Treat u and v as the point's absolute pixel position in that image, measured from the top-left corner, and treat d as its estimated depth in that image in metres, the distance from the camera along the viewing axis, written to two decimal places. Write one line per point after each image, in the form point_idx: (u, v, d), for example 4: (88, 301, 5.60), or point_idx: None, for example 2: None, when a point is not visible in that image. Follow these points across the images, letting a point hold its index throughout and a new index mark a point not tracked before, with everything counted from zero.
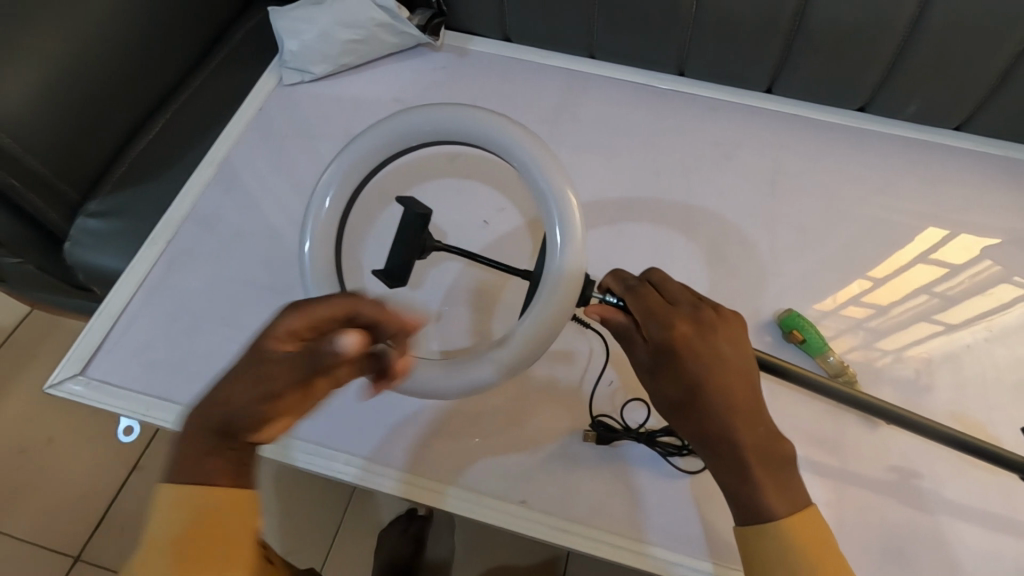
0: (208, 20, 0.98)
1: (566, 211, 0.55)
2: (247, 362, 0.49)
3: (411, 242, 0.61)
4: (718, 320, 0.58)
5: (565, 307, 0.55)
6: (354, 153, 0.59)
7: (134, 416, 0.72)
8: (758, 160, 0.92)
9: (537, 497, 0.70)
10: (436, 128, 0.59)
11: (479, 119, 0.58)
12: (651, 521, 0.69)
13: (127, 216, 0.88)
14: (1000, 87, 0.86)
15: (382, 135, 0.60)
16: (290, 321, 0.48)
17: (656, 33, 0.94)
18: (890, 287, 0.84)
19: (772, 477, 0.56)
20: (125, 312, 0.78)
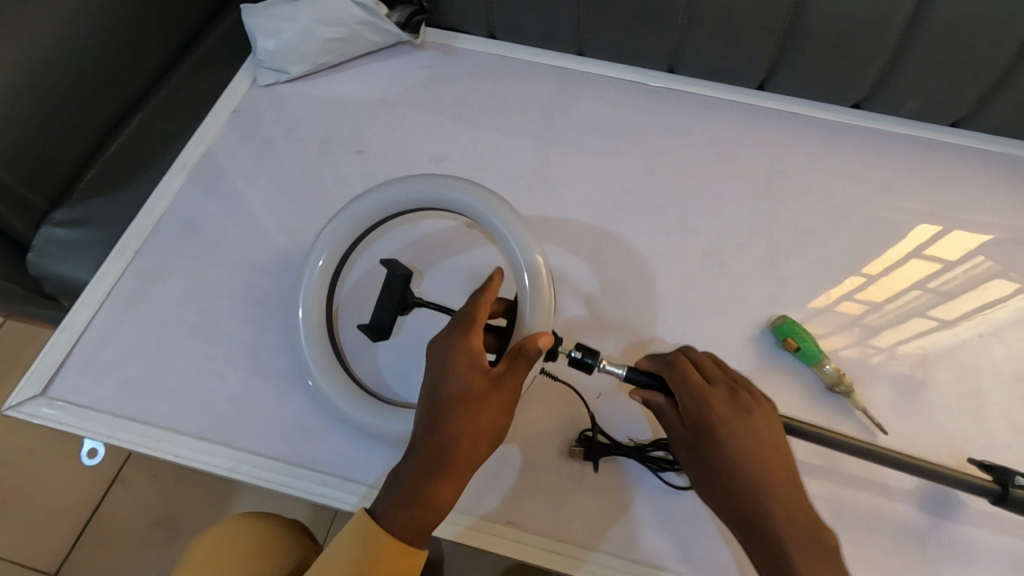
0: (181, 18, 0.94)
1: (524, 241, 0.62)
2: (456, 375, 0.56)
3: (394, 300, 0.66)
4: (754, 402, 0.61)
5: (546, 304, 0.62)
6: (329, 240, 0.66)
7: (101, 438, 0.68)
8: (752, 159, 0.90)
9: (517, 514, 0.68)
10: (386, 200, 0.66)
11: (419, 183, 0.65)
12: (634, 540, 0.66)
13: (97, 225, 0.84)
14: (999, 82, 0.83)
15: (348, 220, 0.66)
16: (471, 332, 0.58)
17: (646, 29, 0.91)
18: (884, 283, 0.82)
19: (811, 559, 0.55)
20: (91, 328, 0.74)
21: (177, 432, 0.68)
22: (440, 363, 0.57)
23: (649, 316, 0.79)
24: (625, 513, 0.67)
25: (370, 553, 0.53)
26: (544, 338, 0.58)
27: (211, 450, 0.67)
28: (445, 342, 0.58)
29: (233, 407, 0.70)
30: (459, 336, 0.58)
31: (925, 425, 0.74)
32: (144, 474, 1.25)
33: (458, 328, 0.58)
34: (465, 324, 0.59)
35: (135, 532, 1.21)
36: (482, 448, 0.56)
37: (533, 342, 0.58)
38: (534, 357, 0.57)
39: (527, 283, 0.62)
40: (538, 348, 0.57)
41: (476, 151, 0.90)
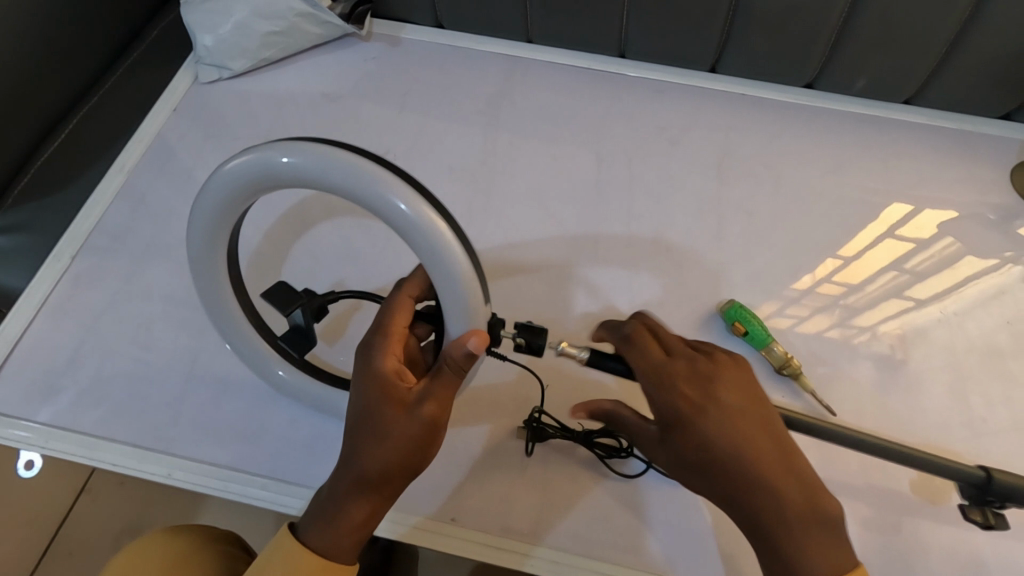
0: (117, 16, 0.92)
1: (417, 216, 0.49)
2: (374, 398, 0.53)
3: (303, 310, 0.63)
4: (718, 371, 0.55)
5: (469, 285, 0.51)
6: (201, 218, 0.56)
7: (36, 449, 0.66)
8: (707, 142, 0.89)
9: (454, 511, 0.67)
10: (251, 177, 0.52)
11: (281, 148, 0.50)
12: (578, 534, 0.66)
13: (30, 232, 0.81)
14: (947, 57, 0.83)
15: (214, 201, 0.55)
16: (384, 348, 0.54)
17: (595, 15, 0.89)
18: (860, 264, 0.81)
19: (800, 525, 0.50)
20: (26, 336, 0.72)
21: (114, 440, 0.67)
22: (359, 386, 0.54)
23: (601, 303, 0.78)
24: (569, 507, 0.67)
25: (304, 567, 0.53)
26: (473, 339, 0.51)
27: (148, 457, 0.66)
28: (363, 362, 0.54)
29: (172, 412, 0.68)
30: (373, 354, 0.54)
31: (896, 406, 0.73)
32: (113, 481, 1.20)
33: (375, 343, 0.54)
34: (378, 338, 0.54)
35: (103, 546, 1.15)
36: (411, 464, 0.53)
37: (459, 348, 0.52)
38: (461, 366, 0.52)
39: (444, 283, 0.51)
40: (465, 351, 0.52)
41: (426, 143, 0.88)
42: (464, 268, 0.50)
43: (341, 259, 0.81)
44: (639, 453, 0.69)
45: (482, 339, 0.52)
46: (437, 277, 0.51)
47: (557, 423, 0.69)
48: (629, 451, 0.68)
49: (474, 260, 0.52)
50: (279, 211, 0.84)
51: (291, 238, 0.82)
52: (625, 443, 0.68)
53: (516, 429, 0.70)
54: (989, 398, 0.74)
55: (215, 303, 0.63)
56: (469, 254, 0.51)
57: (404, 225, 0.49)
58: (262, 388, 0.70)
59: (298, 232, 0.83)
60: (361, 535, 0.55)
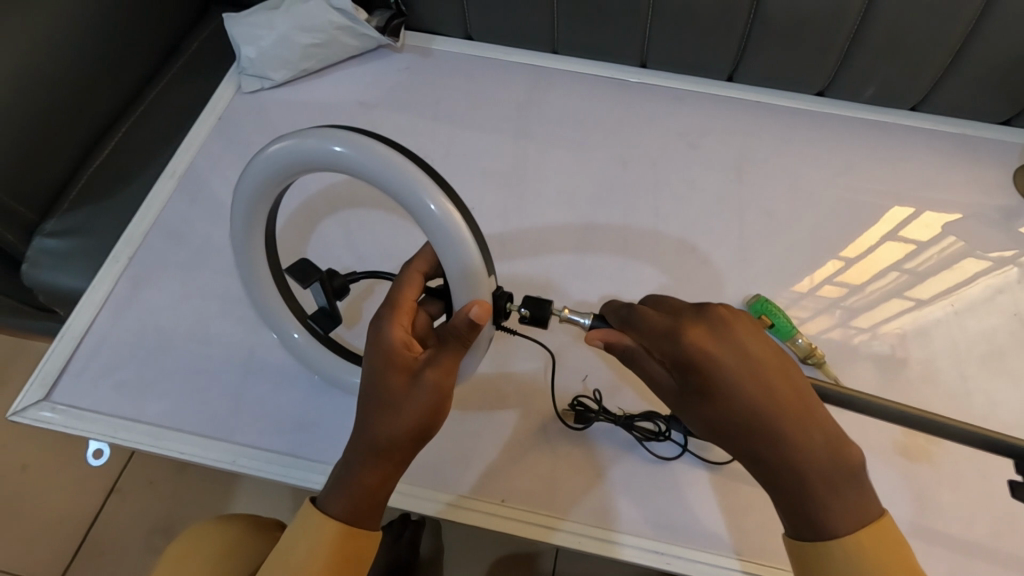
0: (162, 29, 0.96)
1: (424, 190, 0.52)
2: (382, 367, 0.55)
3: (326, 290, 0.66)
4: (732, 323, 0.54)
5: (469, 258, 0.53)
6: (240, 204, 0.61)
7: (104, 439, 0.70)
8: (723, 147, 0.94)
9: (497, 490, 0.70)
10: (300, 155, 0.55)
11: (338, 138, 0.53)
12: (617, 511, 0.69)
13: (86, 235, 0.86)
14: (951, 67, 0.88)
15: (250, 188, 0.59)
16: (392, 319, 0.56)
17: (618, 27, 0.94)
18: (867, 262, 0.86)
19: (821, 476, 0.51)
20: (89, 333, 0.76)
21: (179, 430, 0.70)
22: (370, 357, 0.56)
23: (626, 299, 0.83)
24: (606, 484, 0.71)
25: (323, 550, 0.54)
26: (476, 308, 0.52)
27: (212, 445, 0.70)
28: (373, 336, 0.56)
29: (232, 403, 0.72)
30: (381, 326, 0.56)
31: (903, 396, 0.77)
32: (142, 481, 1.22)
33: (383, 315, 0.56)
34: (387, 311, 0.57)
35: (135, 543, 1.18)
36: (422, 431, 0.54)
37: (463, 315, 0.53)
38: (465, 334, 0.53)
39: (452, 271, 0.54)
40: (468, 319, 0.52)
41: (458, 148, 0.93)
42: (478, 268, 0.54)
43: (367, 258, 0.85)
44: (675, 436, 0.73)
45: (483, 306, 0.53)
46: (440, 249, 0.53)
47: (598, 406, 0.74)
48: (667, 434, 0.71)
49: (487, 259, 0.55)
50: (324, 212, 0.88)
51: (335, 238, 0.86)
52: (663, 426, 0.72)
53: (560, 411, 0.74)
54: (989, 389, 0.78)
55: (252, 281, 0.68)
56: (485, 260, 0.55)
57: (412, 200, 0.52)
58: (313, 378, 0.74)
59: (340, 232, 0.86)
60: (378, 507, 0.56)
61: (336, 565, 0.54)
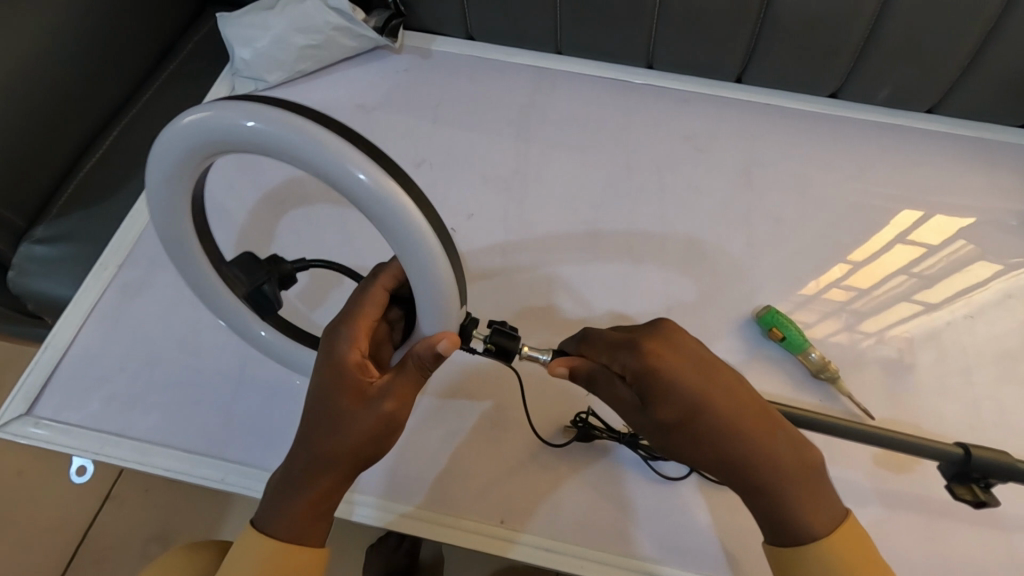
0: (154, 29, 0.94)
1: (350, 164, 0.46)
2: (335, 388, 0.53)
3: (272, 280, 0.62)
4: (684, 336, 0.56)
5: (419, 236, 0.49)
6: (157, 185, 0.55)
7: (88, 455, 0.68)
8: (731, 150, 0.91)
9: (464, 504, 0.68)
10: (211, 134, 0.49)
11: (244, 111, 0.47)
12: (611, 530, 0.67)
13: (76, 241, 0.84)
14: (968, 68, 0.85)
15: (160, 169, 0.53)
16: (351, 339, 0.53)
17: (623, 27, 0.91)
18: (875, 268, 0.83)
19: (792, 482, 0.52)
20: (75, 344, 0.74)
21: (165, 445, 0.68)
22: (321, 372, 0.54)
23: (629, 306, 0.80)
24: (590, 499, 0.68)
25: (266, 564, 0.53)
26: (444, 342, 0.52)
27: (200, 462, 0.67)
28: (327, 349, 0.54)
29: (221, 418, 0.70)
30: (339, 342, 0.53)
31: (915, 407, 0.74)
32: (137, 489, 1.20)
33: (341, 332, 0.53)
34: (346, 326, 0.53)
35: (129, 552, 1.16)
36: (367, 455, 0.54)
37: (428, 348, 0.52)
38: (427, 364, 0.53)
39: (406, 254, 0.50)
40: (433, 352, 0.52)
41: (456, 150, 0.90)
42: (430, 242, 0.49)
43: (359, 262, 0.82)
44: None
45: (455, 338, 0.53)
46: (388, 229, 0.49)
47: (601, 422, 0.71)
48: None
49: (445, 239, 0.51)
50: (319, 215, 0.85)
51: (330, 241, 0.83)
52: None
53: (562, 427, 0.71)
54: (1006, 400, 0.75)
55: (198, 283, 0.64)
56: (438, 232, 0.50)
57: (341, 176, 0.47)
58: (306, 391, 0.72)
59: (335, 236, 0.83)
60: (323, 524, 0.56)
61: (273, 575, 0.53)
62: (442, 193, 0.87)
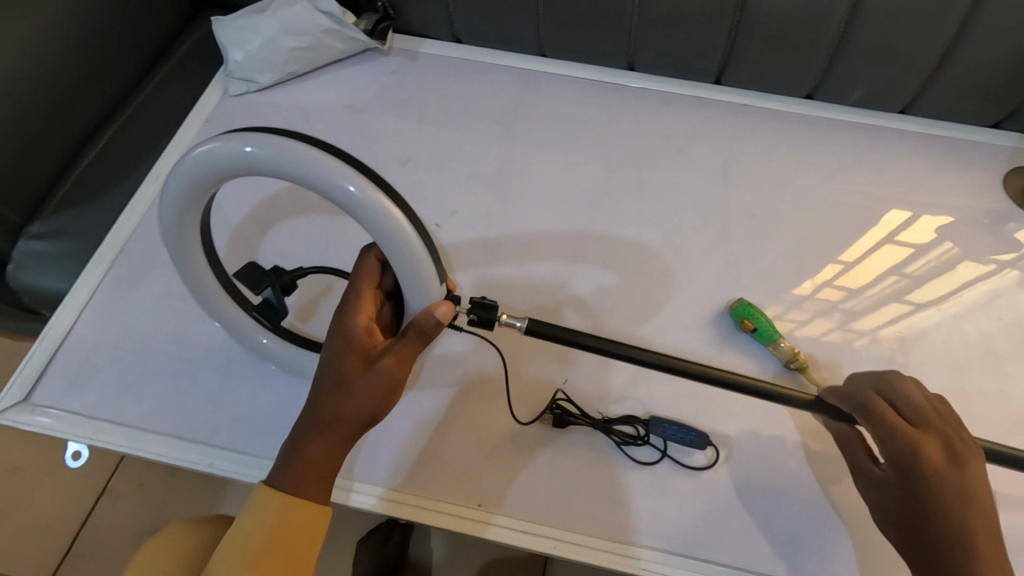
0: (149, 32, 0.97)
1: (338, 172, 0.52)
2: (342, 350, 0.57)
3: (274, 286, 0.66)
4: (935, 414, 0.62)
5: (402, 234, 0.54)
6: (167, 209, 0.60)
7: (84, 441, 0.70)
8: (711, 150, 0.93)
9: (445, 489, 0.70)
10: (218, 161, 0.55)
11: (244, 138, 0.54)
12: (587, 514, 0.69)
13: (73, 237, 0.86)
14: (939, 69, 0.88)
15: (172, 193, 0.59)
16: (358, 306, 0.58)
17: (605, 30, 0.94)
18: (864, 268, 0.85)
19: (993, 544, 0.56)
20: (71, 335, 0.76)
21: (158, 432, 0.71)
22: (331, 338, 0.58)
23: (609, 301, 0.82)
24: (562, 482, 0.71)
25: (275, 520, 0.55)
26: (442, 309, 0.56)
27: (190, 448, 0.70)
28: (338, 321, 0.59)
29: (212, 406, 0.72)
30: (348, 310, 0.58)
31: None
32: (133, 484, 1.22)
33: (350, 302, 0.59)
34: (354, 297, 0.59)
35: (123, 547, 1.18)
36: (368, 419, 0.57)
37: (428, 315, 0.56)
38: (428, 331, 0.56)
39: (394, 251, 0.56)
40: (433, 318, 0.56)
41: (443, 150, 0.93)
42: (412, 238, 0.55)
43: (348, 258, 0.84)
44: (653, 441, 0.73)
45: (447, 307, 0.57)
46: (374, 228, 0.54)
47: (577, 410, 0.73)
48: (646, 439, 0.71)
49: (427, 238, 0.57)
50: (308, 209, 0.87)
51: (321, 236, 0.85)
52: (642, 431, 0.72)
53: (540, 413, 0.73)
54: (981, 393, 0.78)
55: (200, 291, 0.68)
56: (416, 226, 0.56)
57: (331, 184, 0.53)
58: (296, 383, 0.74)
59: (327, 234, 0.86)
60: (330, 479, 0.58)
61: (280, 530, 0.55)
62: (430, 193, 0.89)
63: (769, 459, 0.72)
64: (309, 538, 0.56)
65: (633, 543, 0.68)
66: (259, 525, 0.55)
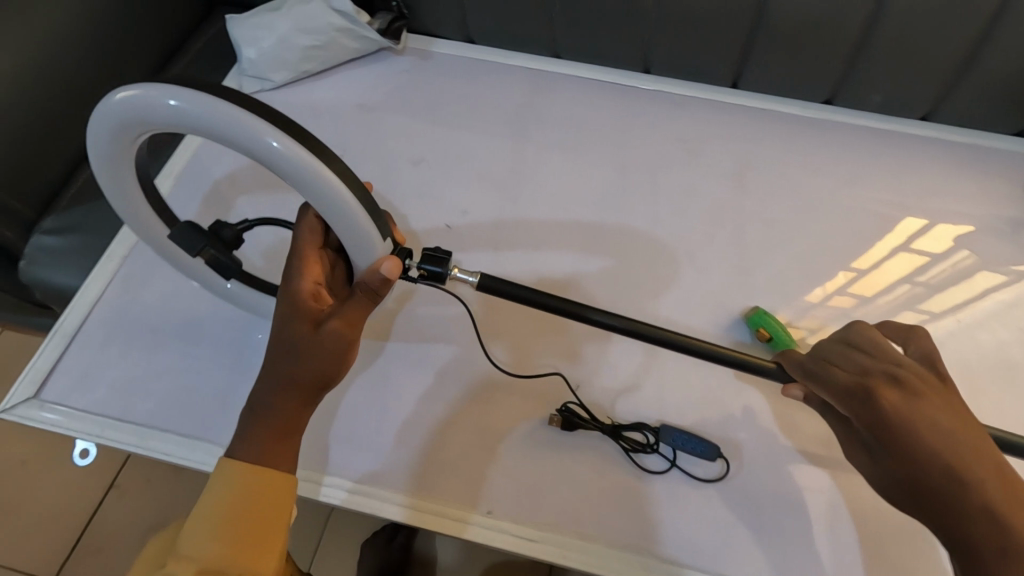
0: (163, 29, 0.97)
1: (259, 126, 0.51)
2: (287, 315, 0.57)
3: (217, 244, 0.67)
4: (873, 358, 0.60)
5: (335, 188, 0.54)
6: (100, 160, 0.60)
7: (91, 438, 0.70)
8: (726, 154, 0.92)
9: (453, 494, 0.70)
10: (141, 114, 0.54)
11: (163, 92, 0.52)
12: (596, 523, 0.68)
13: (85, 233, 0.87)
14: (961, 75, 0.86)
15: (100, 146, 0.58)
16: (302, 270, 0.58)
17: (620, 31, 0.93)
18: (875, 275, 0.84)
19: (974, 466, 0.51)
20: (80, 331, 0.76)
21: (165, 430, 0.70)
22: (278, 304, 0.58)
23: (620, 305, 0.81)
24: (572, 491, 0.70)
25: (244, 484, 0.56)
26: (387, 265, 0.57)
27: (196, 447, 0.69)
28: (283, 286, 0.59)
29: (219, 405, 0.72)
30: (292, 275, 0.58)
31: None
32: (140, 480, 1.22)
33: (293, 267, 0.59)
34: (297, 261, 0.59)
35: (130, 543, 1.18)
36: (317, 381, 0.57)
37: (373, 274, 0.57)
38: (376, 290, 0.57)
39: (330, 208, 0.55)
40: (379, 276, 0.57)
41: (454, 151, 0.92)
42: (343, 195, 0.54)
43: None
44: (663, 450, 0.71)
45: (393, 262, 0.57)
46: (307, 185, 0.54)
47: (586, 414, 0.72)
48: (656, 447, 0.70)
49: (363, 194, 0.56)
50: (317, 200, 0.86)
51: None
52: (651, 438, 0.71)
53: (548, 416, 0.72)
54: (999, 406, 0.76)
55: (155, 239, 0.69)
56: (350, 180, 0.55)
57: (254, 138, 0.52)
58: None
59: None
60: (293, 444, 0.59)
61: (252, 491, 0.56)
62: (440, 193, 0.89)
63: (780, 470, 0.71)
64: (284, 494, 0.57)
65: (639, 551, 0.67)
66: (229, 494, 0.55)
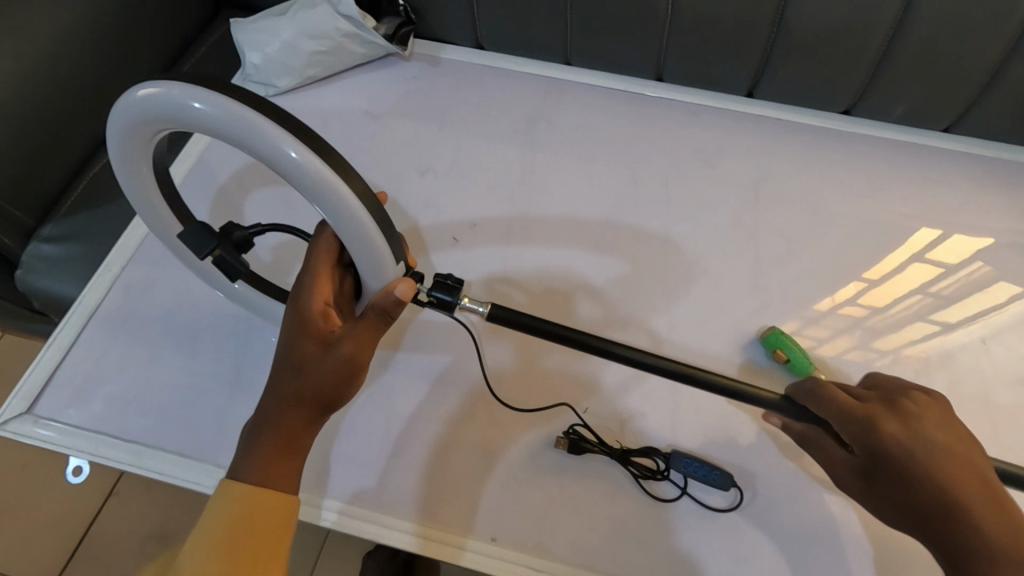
0: (168, 33, 0.95)
1: (281, 136, 0.49)
2: (298, 333, 0.55)
3: (225, 245, 0.64)
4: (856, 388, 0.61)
5: (350, 206, 0.51)
6: (115, 154, 0.59)
7: (85, 455, 0.68)
8: (741, 165, 0.89)
9: (456, 520, 0.67)
10: (160, 110, 0.52)
11: (187, 92, 0.50)
12: (603, 553, 0.66)
13: (84, 240, 0.85)
14: (987, 87, 0.83)
15: (116, 140, 0.56)
16: (314, 288, 0.56)
17: (633, 38, 0.90)
18: (887, 287, 0.81)
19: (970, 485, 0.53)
20: (77, 344, 0.74)
21: (161, 448, 0.68)
22: (287, 321, 0.56)
23: (630, 321, 0.79)
24: (578, 518, 0.67)
25: (247, 506, 0.53)
26: (401, 286, 0.54)
27: (193, 466, 0.67)
28: (293, 303, 0.56)
29: (217, 423, 0.70)
30: (303, 292, 0.56)
31: None
32: (140, 488, 1.21)
33: (304, 284, 0.56)
34: (309, 278, 0.56)
35: (130, 551, 1.16)
36: (324, 401, 0.55)
37: (388, 295, 0.54)
38: (389, 311, 0.54)
39: (344, 225, 0.53)
40: (393, 297, 0.54)
41: (461, 158, 0.90)
42: (356, 211, 0.52)
43: None
44: (673, 476, 0.69)
45: (406, 284, 0.55)
46: (322, 200, 0.51)
47: (594, 436, 0.70)
48: (666, 473, 0.68)
49: (379, 212, 0.54)
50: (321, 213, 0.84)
51: None
52: (661, 465, 0.69)
53: (555, 438, 0.70)
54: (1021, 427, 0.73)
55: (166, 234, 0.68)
56: (364, 198, 0.53)
57: (274, 148, 0.49)
58: None
59: None
60: (296, 462, 0.56)
61: (253, 513, 0.53)
62: (446, 202, 0.87)
63: (795, 496, 0.68)
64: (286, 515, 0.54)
65: None
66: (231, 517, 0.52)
